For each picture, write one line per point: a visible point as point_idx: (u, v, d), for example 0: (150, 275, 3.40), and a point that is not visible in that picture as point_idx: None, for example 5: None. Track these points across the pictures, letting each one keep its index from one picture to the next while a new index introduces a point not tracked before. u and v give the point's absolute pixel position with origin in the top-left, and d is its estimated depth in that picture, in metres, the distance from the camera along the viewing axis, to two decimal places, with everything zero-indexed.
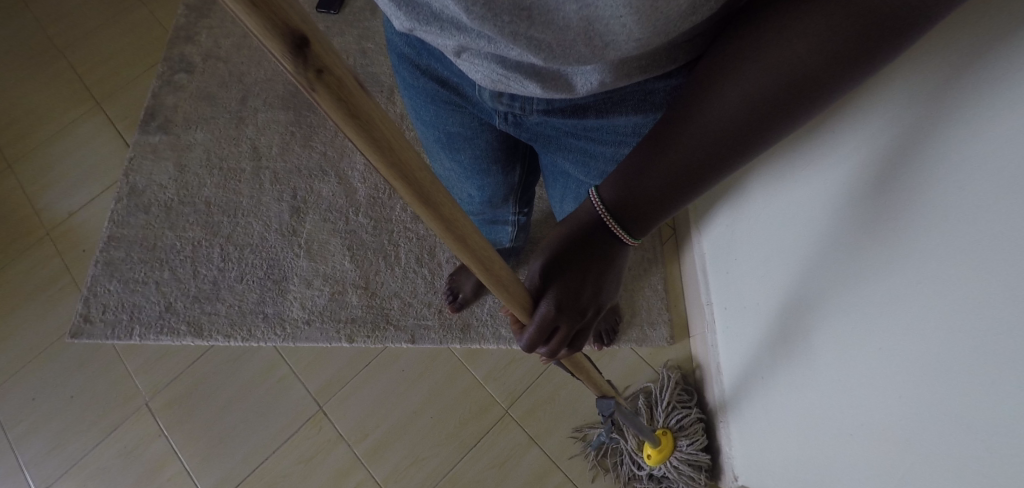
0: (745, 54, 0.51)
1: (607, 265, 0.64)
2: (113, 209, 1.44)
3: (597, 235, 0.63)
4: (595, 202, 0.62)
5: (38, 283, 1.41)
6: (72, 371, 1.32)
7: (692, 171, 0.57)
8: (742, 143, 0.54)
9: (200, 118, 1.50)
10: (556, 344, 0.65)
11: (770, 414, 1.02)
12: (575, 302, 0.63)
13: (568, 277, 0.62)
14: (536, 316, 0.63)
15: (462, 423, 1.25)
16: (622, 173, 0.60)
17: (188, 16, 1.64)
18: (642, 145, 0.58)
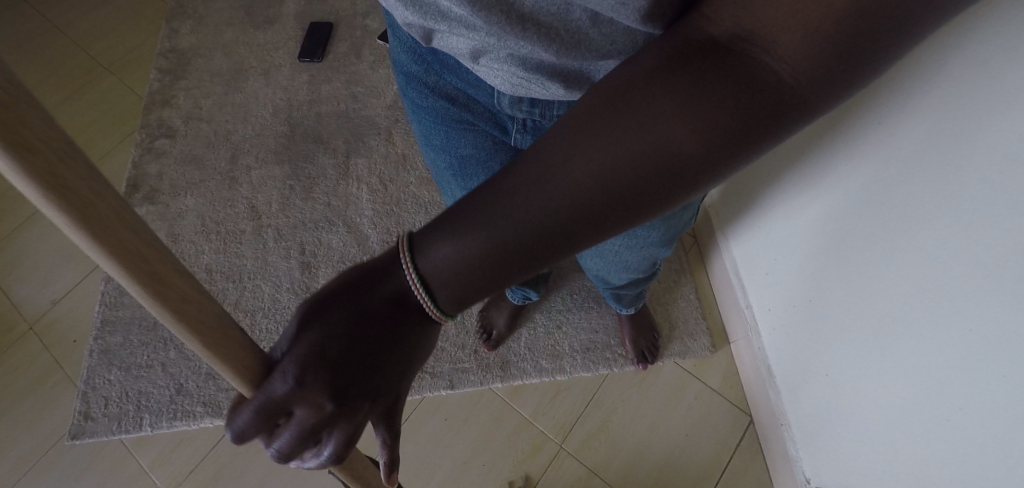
0: (606, 114, 0.47)
1: (389, 343, 0.51)
2: (104, 291, 1.33)
3: (378, 299, 0.51)
4: (404, 259, 0.52)
5: (25, 382, 1.28)
6: (76, 475, 1.19)
7: (515, 246, 0.50)
8: (575, 218, 0.48)
9: (189, 184, 1.42)
10: (285, 437, 0.50)
11: (861, 420, 0.87)
12: (325, 381, 0.49)
13: (326, 344, 0.49)
14: (267, 390, 0.49)
15: (516, 468, 1.09)
16: (446, 231, 0.51)
17: (160, 81, 1.58)
18: (474, 202, 0.50)
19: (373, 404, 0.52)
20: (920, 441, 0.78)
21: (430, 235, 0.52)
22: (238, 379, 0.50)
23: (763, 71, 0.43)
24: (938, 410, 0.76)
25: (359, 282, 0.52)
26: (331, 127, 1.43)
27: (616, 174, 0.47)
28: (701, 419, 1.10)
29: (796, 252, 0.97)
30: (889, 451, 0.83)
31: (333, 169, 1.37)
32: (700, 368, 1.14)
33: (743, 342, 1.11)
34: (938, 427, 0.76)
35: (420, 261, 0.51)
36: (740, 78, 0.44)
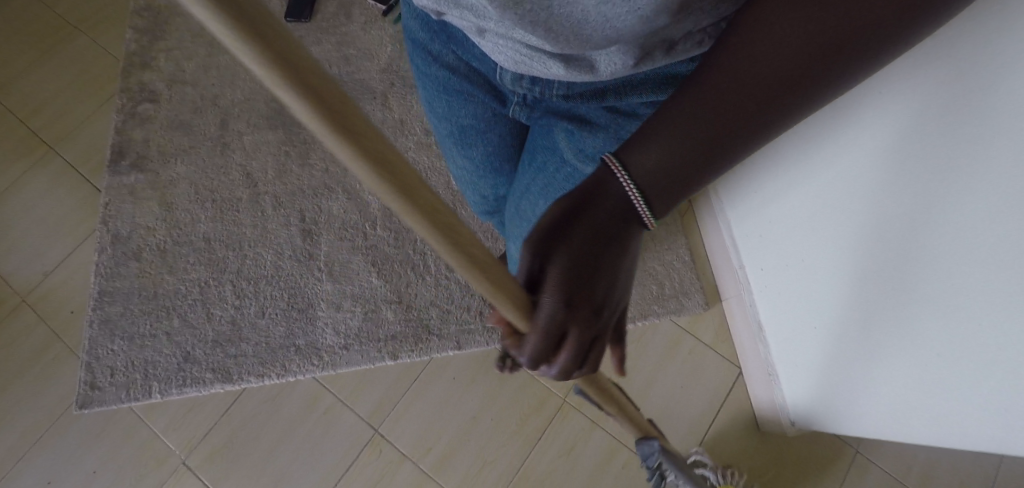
0: (788, 7, 0.47)
1: (621, 254, 0.56)
2: (99, 262, 1.31)
3: (604, 221, 0.55)
4: (619, 178, 0.54)
5: (25, 355, 1.27)
6: (89, 442, 1.20)
7: (713, 137, 0.52)
8: (768, 101, 0.50)
9: (177, 150, 1.41)
10: (566, 352, 0.55)
11: (844, 372, 0.94)
12: (588, 296, 0.54)
13: (581, 266, 0.54)
14: (543, 317, 0.53)
15: (524, 419, 1.15)
16: (649, 136, 0.54)
17: (137, 41, 1.53)
18: (673, 109, 0.53)
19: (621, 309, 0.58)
20: (903, 385, 0.85)
21: (636, 141, 0.54)
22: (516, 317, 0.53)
23: None
24: (910, 356, 0.83)
25: (579, 207, 0.55)
26: None
27: (796, 57, 0.48)
28: (694, 371, 1.17)
29: (802, 219, 0.97)
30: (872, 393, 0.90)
31: None
32: (695, 324, 1.20)
33: (735, 300, 1.17)
34: (915, 373, 0.83)
35: (629, 171, 0.54)
36: None
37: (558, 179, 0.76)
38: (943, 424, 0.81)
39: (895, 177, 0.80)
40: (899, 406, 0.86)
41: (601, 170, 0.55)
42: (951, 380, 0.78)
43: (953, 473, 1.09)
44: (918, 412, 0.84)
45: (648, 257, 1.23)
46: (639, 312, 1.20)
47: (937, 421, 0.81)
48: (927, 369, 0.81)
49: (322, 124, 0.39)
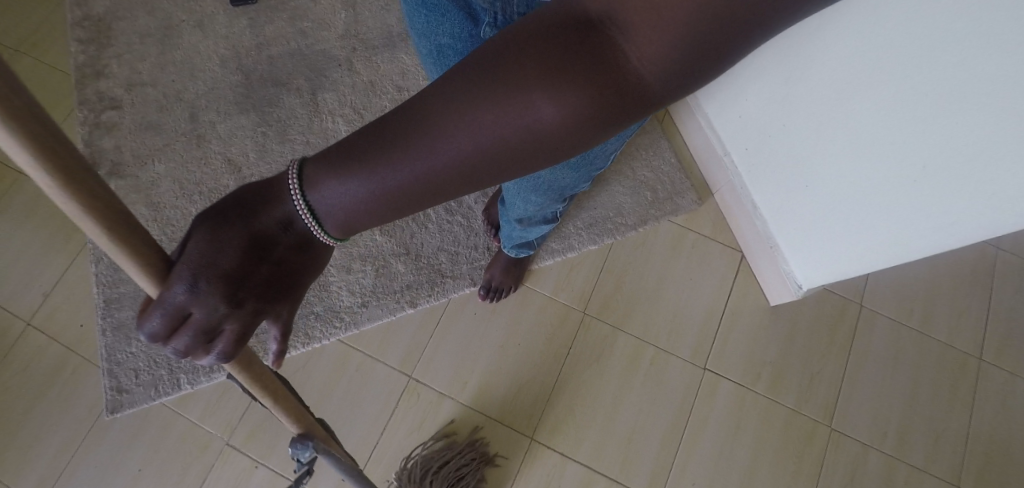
0: (491, 92, 0.46)
1: (288, 256, 0.53)
2: (97, 272, 1.31)
3: (277, 230, 0.52)
4: (295, 193, 0.52)
5: (43, 376, 1.27)
6: (128, 444, 1.22)
7: (396, 204, 0.51)
8: (457, 176, 0.49)
9: (151, 150, 1.39)
10: (189, 341, 0.51)
11: (830, 233, 1.03)
12: (228, 289, 0.50)
13: (225, 257, 0.50)
14: (171, 295, 0.50)
15: (549, 337, 1.20)
16: (334, 172, 0.50)
17: (84, 52, 1.47)
18: (363, 156, 0.50)
19: (284, 314, 0.54)
20: (902, 213, 0.90)
21: (322, 171, 0.51)
22: (145, 284, 0.50)
23: (631, 81, 0.44)
24: (902, 187, 0.88)
25: (251, 202, 0.52)
26: (288, 66, 1.42)
27: (498, 150, 0.48)
28: (699, 264, 1.24)
29: (773, 118, 1.05)
30: (866, 234, 0.96)
31: (301, 108, 1.38)
32: (692, 220, 1.27)
33: (726, 189, 1.23)
34: (906, 197, 0.88)
35: (316, 197, 0.51)
36: (613, 84, 0.44)
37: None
38: (946, 230, 0.86)
39: (862, 67, 0.87)
40: (900, 236, 0.92)
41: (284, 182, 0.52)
42: (944, 191, 0.84)
43: (947, 305, 1.19)
44: (920, 233, 0.89)
45: (637, 167, 1.28)
46: (639, 219, 1.26)
47: (938, 232, 0.87)
48: (920, 189, 0.86)
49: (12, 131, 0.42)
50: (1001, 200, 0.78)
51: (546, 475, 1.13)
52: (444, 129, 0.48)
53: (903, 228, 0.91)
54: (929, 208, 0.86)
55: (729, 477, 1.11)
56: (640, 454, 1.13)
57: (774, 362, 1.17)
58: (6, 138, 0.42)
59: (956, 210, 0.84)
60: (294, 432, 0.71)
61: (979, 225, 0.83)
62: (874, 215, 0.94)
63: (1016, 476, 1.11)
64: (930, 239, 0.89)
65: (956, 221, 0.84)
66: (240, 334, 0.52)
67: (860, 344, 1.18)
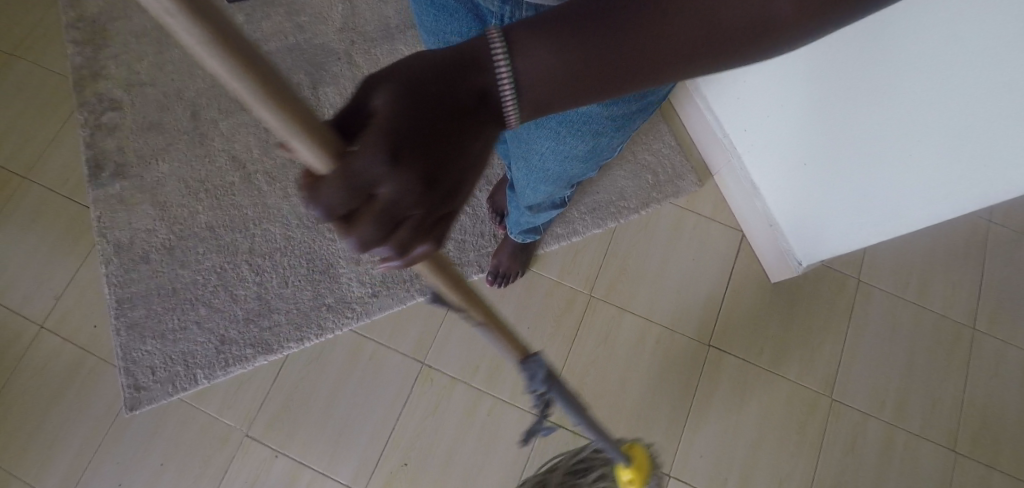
0: None
1: (477, 132, 0.46)
2: (107, 273, 1.33)
3: (467, 99, 0.44)
4: (495, 55, 0.44)
5: (60, 377, 1.29)
6: (148, 440, 1.25)
7: (590, 85, 0.46)
8: (665, 54, 0.45)
9: (155, 150, 1.40)
10: (379, 223, 0.43)
11: (828, 210, 1.06)
12: (419, 162, 0.42)
13: (415, 120, 0.42)
14: (360, 161, 0.41)
15: (557, 320, 1.23)
16: (538, 40, 0.44)
17: (80, 54, 1.47)
18: (573, 22, 0.44)
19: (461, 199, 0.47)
20: (898, 187, 0.93)
21: (527, 36, 0.45)
22: (311, 156, 0.41)
23: None
24: (897, 162, 0.91)
25: (445, 67, 0.44)
26: (287, 61, 1.43)
27: (722, 30, 0.44)
28: (701, 244, 1.27)
29: (770, 100, 1.07)
30: (863, 208, 1.00)
31: None
32: (693, 202, 1.29)
33: (726, 170, 1.26)
34: (902, 171, 0.91)
35: (517, 67, 0.45)
36: None
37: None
38: (938, 203, 0.90)
39: (855, 50, 0.89)
40: (897, 209, 0.95)
41: (479, 43, 0.45)
42: (938, 167, 0.87)
43: (941, 278, 1.23)
44: (914, 207, 0.93)
45: (638, 150, 1.31)
46: (641, 202, 1.28)
47: (932, 206, 0.91)
48: (914, 162, 0.89)
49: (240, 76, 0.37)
50: (995, 169, 0.81)
51: (559, 454, 1.16)
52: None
53: (898, 203, 0.94)
54: (923, 183, 0.90)
55: (736, 449, 1.15)
56: (649, 431, 1.16)
57: (776, 337, 1.21)
58: (243, 87, 0.38)
59: (947, 185, 0.87)
60: (514, 361, 0.75)
61: (970, 197, 0.86)
62: (871, 190, 0.97)
63: (1009, 440, 1.15)
64: (923, 212, 0.92)
65: (949, 194, 0.88)
66: (422, 219, 0.45)
67: (858, 316, 1.21)
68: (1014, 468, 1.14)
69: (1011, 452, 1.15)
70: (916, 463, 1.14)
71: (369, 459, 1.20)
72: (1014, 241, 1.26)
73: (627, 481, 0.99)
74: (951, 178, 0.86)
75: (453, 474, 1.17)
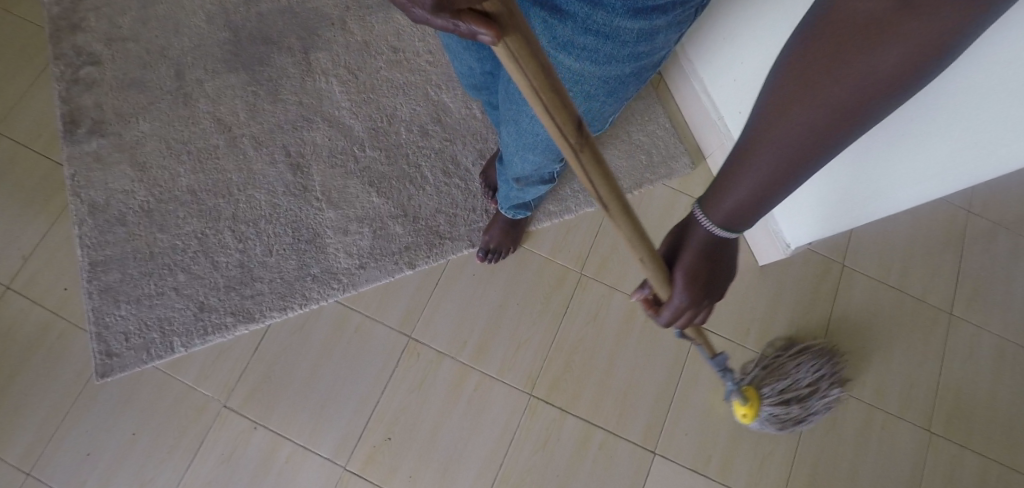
0: (806, 89, 0.51)
1: (730, 254, 0.64)
2: (80, 234, 1.28)
3: (716, 244, 0.63)
4: (705, 220, 0.62)
5: (27, 340, 1.24)
6: (120, 408, 1.21)
7: (789, 176, 0.56)
8: (792, 168, 0.55)
9: (136, 108, 1.35)
10: (691, 317, 0.67)
11: (815, 192, 1.07)
12: (707, 290, 0.65)
13: (694, 268, 0.64)
14: (672, 301, 0.66)
15: (548, 296, 1.22)
16: (715, 195, 0.60)
17: (58, 4, 1.41)
18: (724, 173, 0.59)
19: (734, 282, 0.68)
20: (897, 168, 0.95)
21: (705, 199, 0.61)
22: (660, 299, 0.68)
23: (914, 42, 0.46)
24: (891, 139, 0.93)
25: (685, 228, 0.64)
26: (278, 24, 1.39)
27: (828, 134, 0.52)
28: None
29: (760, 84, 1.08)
30: (859, 189, 1.01)
31: (293, 67, 1.36)
32: (686, 184, 1.30)
33: (719, 153, 1.26)
34: (901, 152, 0.93)
35: (710, 214, 0.61)
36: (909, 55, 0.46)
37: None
38: (930, 176, 0.92)
39: None
40: (895, 189, 0.97)
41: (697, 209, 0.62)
42: (928, 142, 0.89)
43: (923, 264, 1.26)
44: (908, 181, 0.95)
45: (633, 130, 1.31)
46: (634, 183, 1.29)
47: (925, 179, 0.93)
48: (915, 143, 0.90)
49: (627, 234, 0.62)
50: (979, 141, 0.84)
51: (545, 429, 1.16)
52: (805, 98, 0.51)
53: (891, 178, 0.97)
54: (915, 158, 0.92)
55: (719, 429, 1.16)
56: (635, 410, 1.17)
57: (763, 321, 1.22)
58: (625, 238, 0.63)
59: (939, 158, 0.89)
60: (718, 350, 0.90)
61: (962, 168, 0.88)
62: (863, 169, 0.99)
63: (982, 421, 1.18)
64: (917, 186, 0.95)
65: (940, 167, 0.90)
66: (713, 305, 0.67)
67: (841, 301, 1.23)
68: (985, 447, 1.17)
69: (983, 433, 1.18)
70: (893, 445, 1.16)
71: (352, 432, 1.18)
72: (991, 231, 1.29)
73: (740, 415, 1.10)
74: (941, 152, 0.88)
75: (438, 447, 1.16)
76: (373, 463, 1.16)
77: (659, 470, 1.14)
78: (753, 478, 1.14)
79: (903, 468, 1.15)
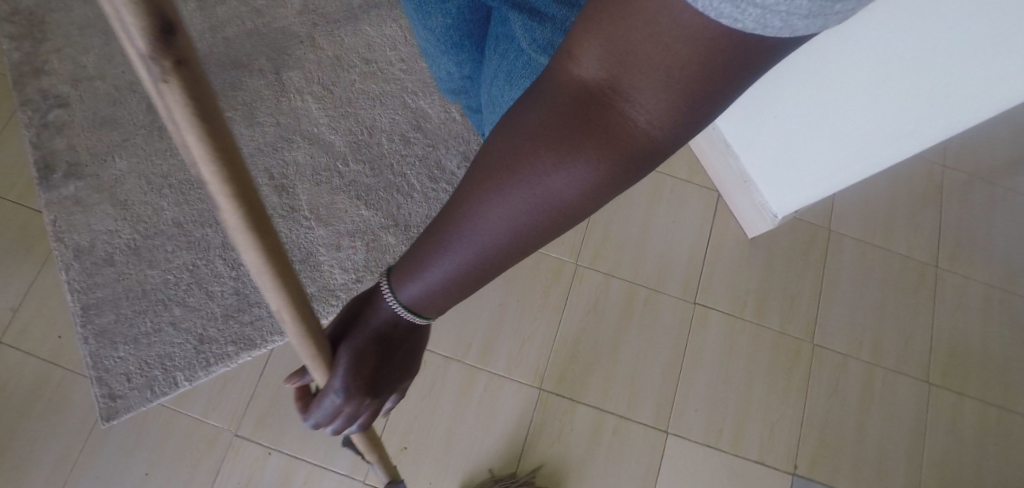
0: (514, 167, 0.46)
1: (406, 345, 0.59)
2: (68, 278, 1.26)
3: (390, 331, 0.57)
4: (388, 297, 0.56)
5: (25, 392, 1.22)
6: (130, 449, 1.20)
7: (494, 264, 0.51)
8: (495, 254, 0.50)
9: (110, 147, 1.33)
10: (348, 420, 0.58)
11: (802, 167, 1.10)
12: (371, 383, 0.57)
13: (359, 353, 0.57)
14: (326, 397, 0.57)
15: (547, 289, 1.23)
16: (415, 271, 0.54)
17: (18, 49, 1.38)
18: (425, 248, 0.52)
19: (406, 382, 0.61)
20: (869, 124, 0.97)
21: (402, 273, 0.55)
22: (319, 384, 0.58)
23: (628, 136, 0.42)
24: (869, 114, 0.97)
25: (364, 306, 0.57)
26: (245, 46, 1.38)
27: (533, 222, 0.47)
28: (678, 207, 1.29)
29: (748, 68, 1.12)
30: (836, 152, 1.04)
31: (267, 89, 1.35)
32: (669, 166, 1.32)
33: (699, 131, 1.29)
34: (873, 108, 0.96)
35: (401, 295, 0.55)
36: (621, 145, 0.42)
37: (517, 68, 0.66)
38: (902, 144, 0.96)
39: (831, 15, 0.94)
40: (867, 150, 1.00)
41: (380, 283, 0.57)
42: (905, 112, 0.93)
43: (906, 220, 1.29)
44: (881, 150, 0.99)
45: None
46: None
47: (895, 147, 0.97)
48: (884, 98, 0.94)
49: (251, 247, 0.47)
50: (948, 105, 0.88)
51: (558, 421, 1.17)
52: (512, 178, 0.46)
53: (868, 150, 1.00)
54: (890, 129, 0.95)
55: (727, 402, 1.18)
56: (645, 392, 1.18)
57: (758, 292, 1.24)
58: (253, 259, 0.48)
59: (911, 126, 0.93)
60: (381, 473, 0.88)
61: (930, 133, 0.92)
62: (842, 143, 1.02)
63: (976, 368, 1.22)
64: (888, 155, 0.99)
65: (910, 134, 0.94)
66: (377, 410, 0.59)
67: (831, 264, 1.26)
68: (982, 393, 1.21)
69: (979, 380, 1.21)
70: (895, 398, 1.19)
71: None
72: (968, 183, 1.33)
73: None
74: (915, 119, 0.92)
75: (455, 450, 1.16)
76: None
77: (674, 448, 1.15)
78: (765, 446, 1.16)
79: (906, 421, 1.18)
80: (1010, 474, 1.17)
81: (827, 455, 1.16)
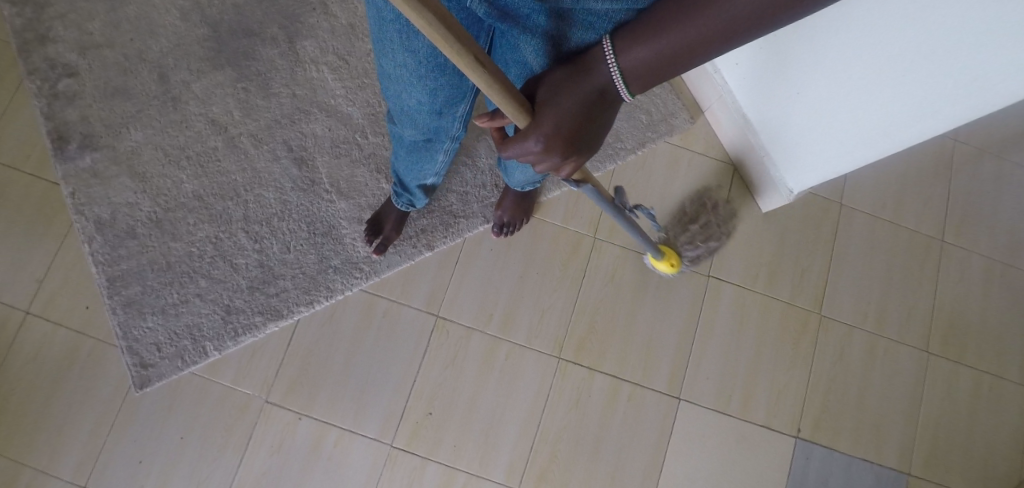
0: None
1: (608, 110, 0.64)
2: (93, 251, 1.27)
3: (596, 99, 0.62)
4: (608, 61, 0.60)
5: (57, 361, 1.25)
6: (163, 416, 1.24)
7: (709, 47, 0.57)
8: (719, 36, 0.56)
9: (124, 117, 1.32)
10: (536, 162, 0.67)
11: (824, 148, 1.12)
12: (568, 142, 0.64)
13: (562, 114, 0.62)
14: (526, 143, 0.65)
15: (566, 262, 1.27)
16: (650, 35, 0.58)
17: (20, 15, 1.35)
18: (661, 16, 0.57)
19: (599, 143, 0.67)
20: (894, 105, 0.98)
21: (631, 38, 0.59)
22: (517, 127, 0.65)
23: None
24: (897, 99, 0.98)
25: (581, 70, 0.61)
26: (257, 15, 1.37)
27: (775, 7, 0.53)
28: (694, 181, 1.32)
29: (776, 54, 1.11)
30: (857, 126, 1.05)
31: (280, 59, 1.35)
32: (686, 139, 1.34)
33: (717, 104, 1.30)
34: (898, 90, 0.97)
35: (621, 63, 0.60)
36: None
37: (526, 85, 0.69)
38: (929, 123, 0.97)
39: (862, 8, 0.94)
40: (891, 125, 1.01)
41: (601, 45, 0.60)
42: (932, 97, 0.94)
43: (913, 195, 1.33)
44: (907, 129, 1.00)
45: None
46: (636, 142, 1.32)
47: (925, 125, 0.98)
48: (907, 86, 0.95)
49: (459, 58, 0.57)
50: (980, 90, 0.89)
51: (576, 389, 1.22)
52: None
53: (895, 130, 1.01)
54: (918, 112, 0.97)
55: (738, 369, 1.24)
56: (659, 361, 1.24)
57: (769, 263, 1.29)
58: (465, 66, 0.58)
59: (941, 108, 0.94)
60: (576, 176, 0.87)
61: (959, 112, 0.93)
62: (868, 125, 1.04)
63: (974, 337, 1.28)
64: (917, 133, 1.00)
65: (943, 116, 0.95)
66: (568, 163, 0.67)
67: (841, 237, 1.30)
68: (977, 361, 1.27)
69: (976, 350, 1.28)
70: (895, 366, 1.26)
71: (394, 412, 1.22)
72: (976, 156, 1.36)
73: None
74: (944, 103, 0.93)
75: (478, 417, 1.22)
76: (417, 439, 1.21)
77: (685, 413, 1.22)
78: (772, 410, 1.23)
79: (904, 387, 1.25)
80: (999, 436, 1.25)
81: (829, 419, 1.23)
